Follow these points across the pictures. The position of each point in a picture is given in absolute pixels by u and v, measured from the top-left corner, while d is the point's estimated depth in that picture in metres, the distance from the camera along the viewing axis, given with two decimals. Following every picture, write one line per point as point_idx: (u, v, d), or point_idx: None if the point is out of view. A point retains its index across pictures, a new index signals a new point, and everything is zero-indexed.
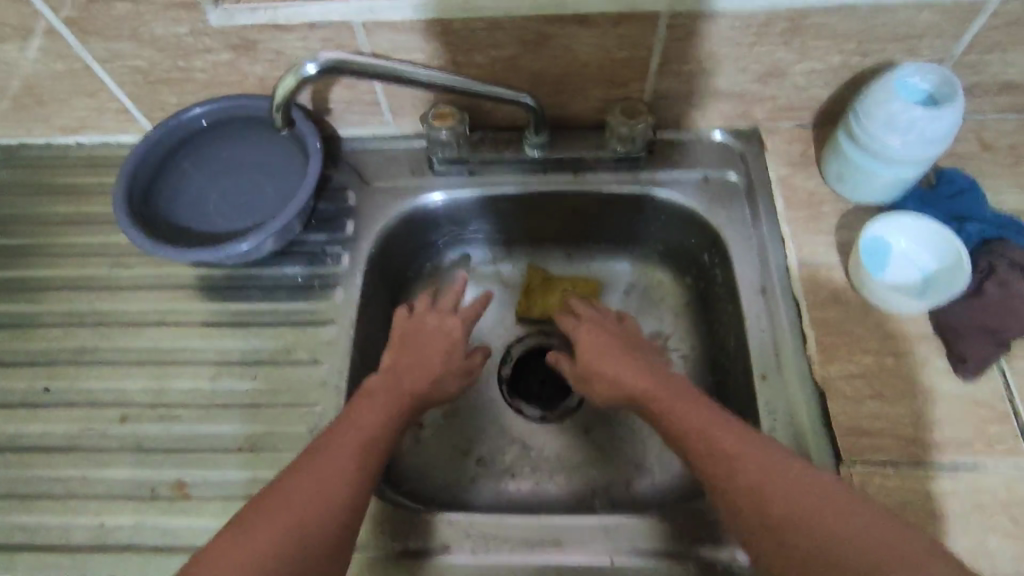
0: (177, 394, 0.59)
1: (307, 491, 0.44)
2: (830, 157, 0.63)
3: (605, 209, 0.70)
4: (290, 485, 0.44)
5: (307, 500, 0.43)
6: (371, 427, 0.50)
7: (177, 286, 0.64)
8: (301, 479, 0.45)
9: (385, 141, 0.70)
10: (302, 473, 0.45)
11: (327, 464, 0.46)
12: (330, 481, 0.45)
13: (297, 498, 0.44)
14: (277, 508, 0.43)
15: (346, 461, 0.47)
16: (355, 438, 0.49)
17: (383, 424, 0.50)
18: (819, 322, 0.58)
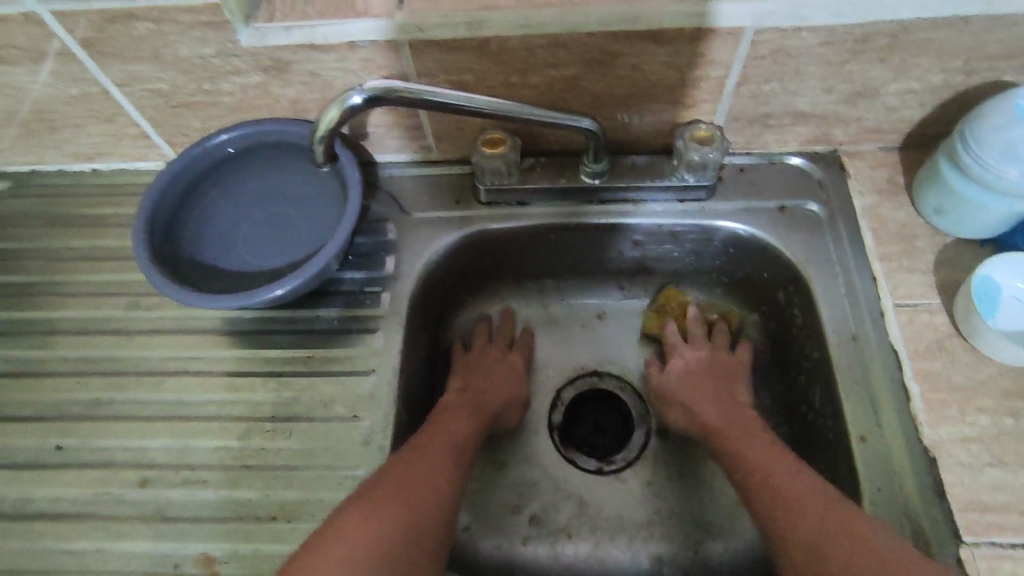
0: (202, 454, 0.53)
1: (347, 545, 0.41)
2: (928, 186, 0.56)
3: (667, 241, 0.64)
4: (333, 539, 0.41)
5: (352, 553, 0.40)
6: (415, 475, 0.47)
7: (201, 330, 0.59)
8: (343, 530, 0.42)
9: (426, 167, 0.64)
10: (344, 524, 0.42)
11: (368, 515, 0.43)
12: (375, 532, 0.42)
13: (343, 549, 0.41)
14: (322, 562, 0.40)
15: (388, 510, 0.44)
16: (396, 486, 0.46)
17: (423, 473, 0.48)
18: (923, 374, 0.51)
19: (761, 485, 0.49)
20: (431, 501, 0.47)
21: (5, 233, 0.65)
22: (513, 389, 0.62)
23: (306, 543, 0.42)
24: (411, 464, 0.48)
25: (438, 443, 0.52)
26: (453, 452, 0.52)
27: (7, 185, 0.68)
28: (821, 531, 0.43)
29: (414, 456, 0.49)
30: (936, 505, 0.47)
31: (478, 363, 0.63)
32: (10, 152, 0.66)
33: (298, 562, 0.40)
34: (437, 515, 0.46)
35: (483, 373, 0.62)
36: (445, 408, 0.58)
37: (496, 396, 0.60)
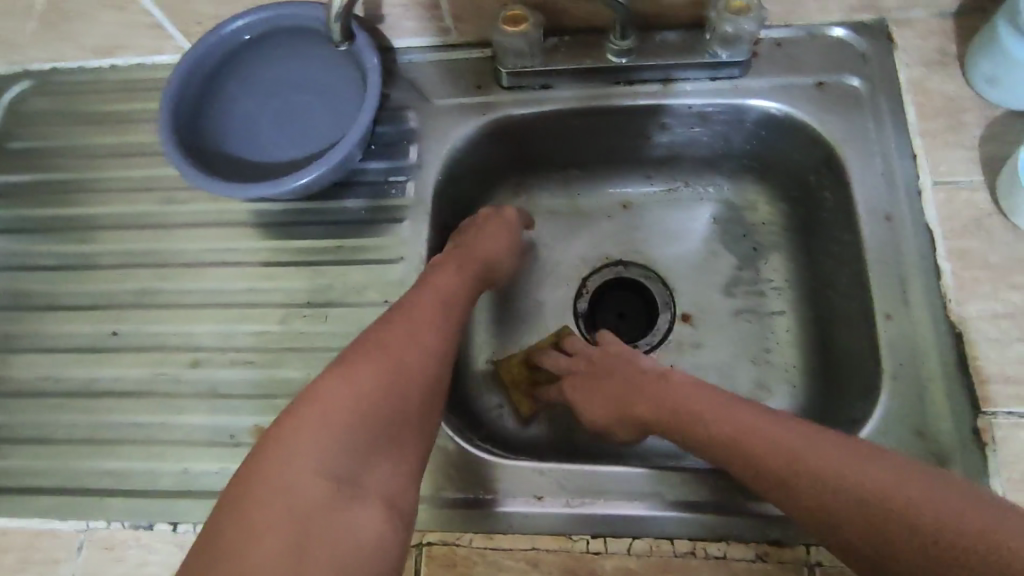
0: (246, 337, 0.56)
1: (326, 412, 0.43)
2: (980, 52, 0.52)
3: (696, 124, 0.61)
4: (312, 403, 0.44)
5: (329, 420, 0.43)
6: (396, 341, 0.48)
7: (233, 222, 0.60)
8: (324, 397, 0.44)
9: (446, 52, 0.62)
10: (324, 389, 0.44)
11: (347, 382, 0.45)
12: (352, 398, 0.44)
13: (323, 417, 0.43)
14: (304, 427, 0.43)
15: (367, 376, 0.45)
16: (375, 352, 0.47)
17: (405, 337, 0.48)
18: (956, 253, 0.50)
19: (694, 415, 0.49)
20: (416, 367, 0.47)
21: (33, 132, 0.66)
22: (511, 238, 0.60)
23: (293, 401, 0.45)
24: (389, 330, 0.48)
25: (425, 305, 0.51)
26: (441, 312, 0.51)
27: (31, 83, 0.68)
28: (786, 455, 0.43)
29: (396, 320, 0.49)
30: (958, 379, 0.47)
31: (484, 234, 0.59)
32: (30, 48, 0.65)
33: (286, 423, 0.43)
34: (421, 378, 0.47)
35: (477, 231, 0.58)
36: (439, 258, 0.55)
37: (495, 252, 0.58)
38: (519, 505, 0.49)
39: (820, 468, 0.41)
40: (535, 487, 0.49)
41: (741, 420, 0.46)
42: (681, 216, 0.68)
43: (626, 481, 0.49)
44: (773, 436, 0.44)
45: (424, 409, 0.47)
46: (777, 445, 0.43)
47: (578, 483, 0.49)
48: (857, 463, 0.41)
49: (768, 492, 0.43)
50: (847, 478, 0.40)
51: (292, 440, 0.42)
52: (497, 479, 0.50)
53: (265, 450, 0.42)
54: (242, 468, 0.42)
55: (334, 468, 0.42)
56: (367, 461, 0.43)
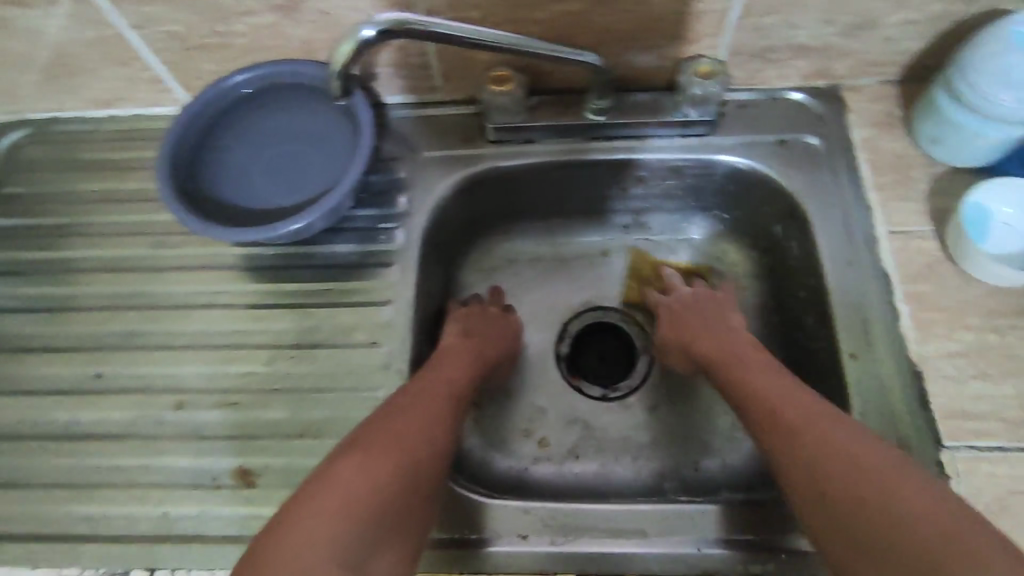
0: (231, 379, 0.57)
1: (343, 495, 0.40)
2: (924, 115, 0.58)
3: (669, 176, 0.65)
4: (327, 487, 0.41)
5: (346, 506, 0.40)
6: (409, 430, 0.47)
7: (224, 266, 0.61)
8: (340, 480, 0.41)
9: (434, 108, 0.66)
10: (343, 470, 0.42)
11: (366, 465, 0.43)
12: (373, 484, 0.42)
13: (342, 501, 0.40)
14: (319, 511, 0.39)
15: (384, 459, 0.44)
16: (390, 439, 0.45)
17: (413, 422, 0.48)
18: (911, 296, 0.54)
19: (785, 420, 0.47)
20: (425, 458, 0.46)
21: (26, 179, 0.68)
22: (508, 347, 0.64)
23: (303, 485, 0.42)
24: (400, 418, 0.48)
25: (432, 397, 0.51)
26: (450, 407, 0.52)
27: (28, 131, 0.70)
28: (827, 465, 0.42)
29: (404, 411, 0.49)
30: (919, 415, 0.50)
31: (481, 313, 0.64)
32: (30, 98, 0.67)
33: (293, 509, 0.39)
34: (428, 469, 0.46)
35: (483, 330, 0.62)
36: (444, 354, 0.58)
37: (493, 344, 0.62)
38: (504, 543, 0.50)
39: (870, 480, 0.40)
40: (521, 525, 0.50)
41: (775, 413, 0.48)
42: (657, 264, 0.72)
43: (609, 520, 0.50)
44: (809, 441, 0.45)
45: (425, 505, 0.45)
46: (817, 440, 0.44)
47: (563, 521, 0.50)
48: (909, 481, 0.39)
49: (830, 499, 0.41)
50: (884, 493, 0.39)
51: (302, 525, 0.38)
52: (486, 518, 0.50)
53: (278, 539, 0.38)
54: (245, 560, 0.37)
55: (348, 552, 0.38)
56: (375, 552, 0.39)
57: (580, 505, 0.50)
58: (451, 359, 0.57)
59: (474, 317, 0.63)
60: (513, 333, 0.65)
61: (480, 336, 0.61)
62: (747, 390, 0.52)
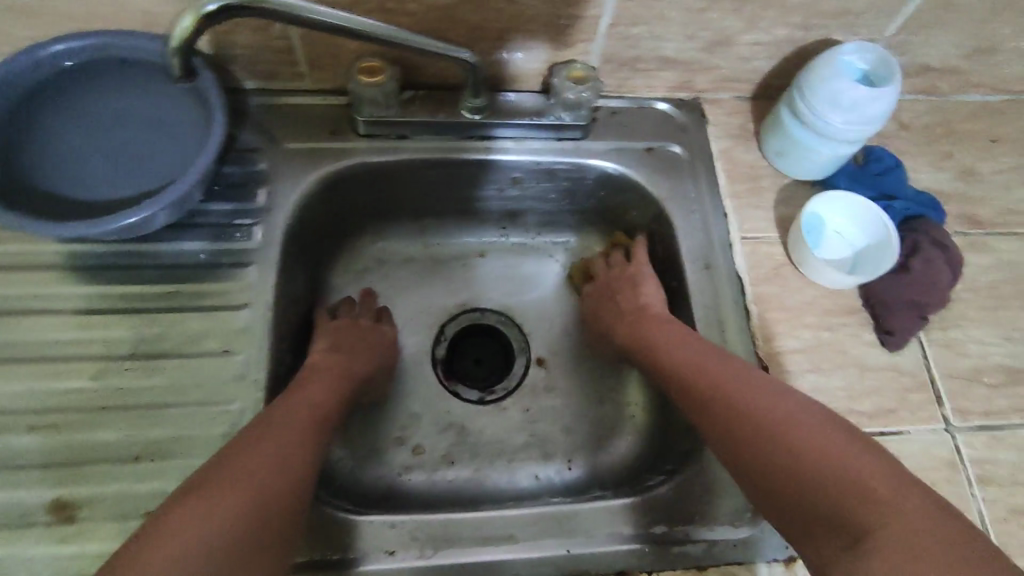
0: (48, 397, 0.49)
1: (170, 551, 0.35)
2: (771, 131, 0.63)
3: (545, 178, 0.66)
4: (154, 545, 0.36)
5: (173, 561, 0.35)
6: (260, 461, 0.42)
7: (39, 265, 0.53)
8: (171, 530, 0.37)
9: (299, 96, 0.62)
10: (174, 523, 0.37)
11: (201, 512, 0.38)
12: (208, 533, 0.37)
13: (168, 559, 0.35)
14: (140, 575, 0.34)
15: (225, 499, 0.39)
16: (234, 475, 0.41)
17: (267, 449, 0.43)
18: (760, 298, 0.58)
19: (727, 406, 0.48)
20: (280, 493, 0.42)
21: None
22: (382, 361, 0.61)
23: (127, 545, 0.37)
24: (250, 448, 0.43)
25: (290, 421, 0.47)
26: (312, 430, 0.48)
27: None
28: (780, 440, 0.44)
29: (255, 439, 0.44)
30: None
31: (349, 325, 0.60)
32: None
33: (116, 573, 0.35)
34: (285, 503, 0.42)
35: (353, 342, 0.59)
36: (305, 375, 0.53)
37: (365, 358, 0.58)
38: (370, 561, 0.47)
39: (820, 449, 0.42)
40: (388, 540, 0.48)
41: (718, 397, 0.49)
42: (535, 265, 0.72)
43: (482, 526, 0.49)
44: (755, 413, 0.46)
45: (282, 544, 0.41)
46: (762, 422, 0.45)
47: (433, 532, 0.48)
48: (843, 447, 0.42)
49: (784, 482, 0.42)
50: (833, 457, 0.41)
51: None
52: (350, 535, 0.47)
53: None
54: None
55: None
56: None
57: (450, 515, 0.49)
58: (313, 382, 0.53)
59: (345, 329, 0.60)
60: (386, 348, 0.62)
61: (347, 355, 0.57)
62: (676, 376, 0.53)
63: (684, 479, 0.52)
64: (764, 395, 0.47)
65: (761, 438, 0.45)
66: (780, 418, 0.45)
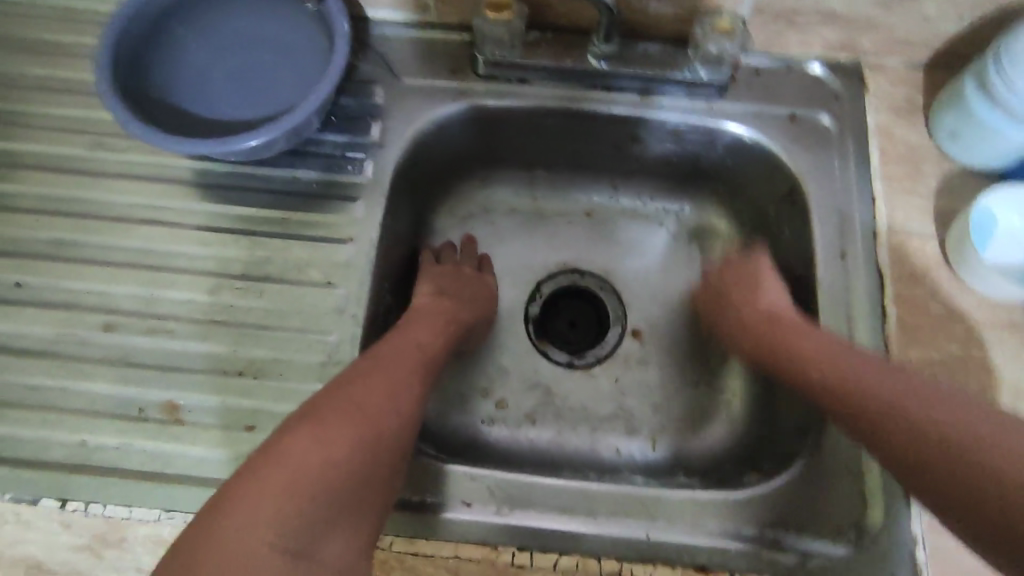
0: (169, 304, 0.52)
1: (292, 473, 0.37)
2: (946, 107, 0.54)
3: (670, 139, 0.60)
4: (276, 463, 0.37)
5: (295, 484, 0.37)
6: (372, 399, 0.43)
7: (171, 179, 0.55)
8: (292, 449, 0.38)
9: (424, 31, 0.59)
10: (294, 444, 0.39)
11: (319, 440, 0.39)
12: (325, 459, 0.38)
13: (289, 481, 0.37)
14: (264, 492, 0.36)
15: (343, 431, 0.40)
16: (347, 410, 0.42)
17: (378, 386, 0.44)
18: (900, 299, 0.51)
19: (857, 394, 0.44)
20: (387, 430, 0.43)
21: None
22: (486, 307, 0.60)
23: (250, 456, 0.39)
24: (362, 383, 0.44)
25: (400, 358, 0.48)
26: (419, 369, 0.48)
27: None
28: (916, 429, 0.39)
29: (367, 376, 0.45)
30: None
31: (450, 271, 0.60)
32: None
33: (241, 488, 0.36)
34: (391, 439, 0.43)
35: (459, 286, 0.59)
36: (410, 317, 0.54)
37: (467, 305, 0.58)
38: (446, 510, 0.47)
39: (970, 446, 0.36)
40: (467, 494, 0.48)
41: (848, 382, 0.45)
42: (640, 232, 0.68)
43: (559, 494, 0.48)
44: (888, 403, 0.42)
45: (388, 478, 0.42)
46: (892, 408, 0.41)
47: (511, 491, 0.48)
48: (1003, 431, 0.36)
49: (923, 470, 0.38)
50: (971, 440, 0.37)
51: (246, 506, 0.35)
52: (429, 482, 0.48)
53: (220, 515, 0.35)
54: (187, 533, 0.36)
55: (292, 537, 0.35)
56: (327, 533, 0.37)
57: (530, 479, 0.48)
58: (419, 324, 0.53)
59: (447, 275, 0.59)
60: (490, 297, 0.61)
61: (451, 298, 0.57)
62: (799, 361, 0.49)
63: (785, 483, 0.48)
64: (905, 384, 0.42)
65: (894, 430, 0.40)
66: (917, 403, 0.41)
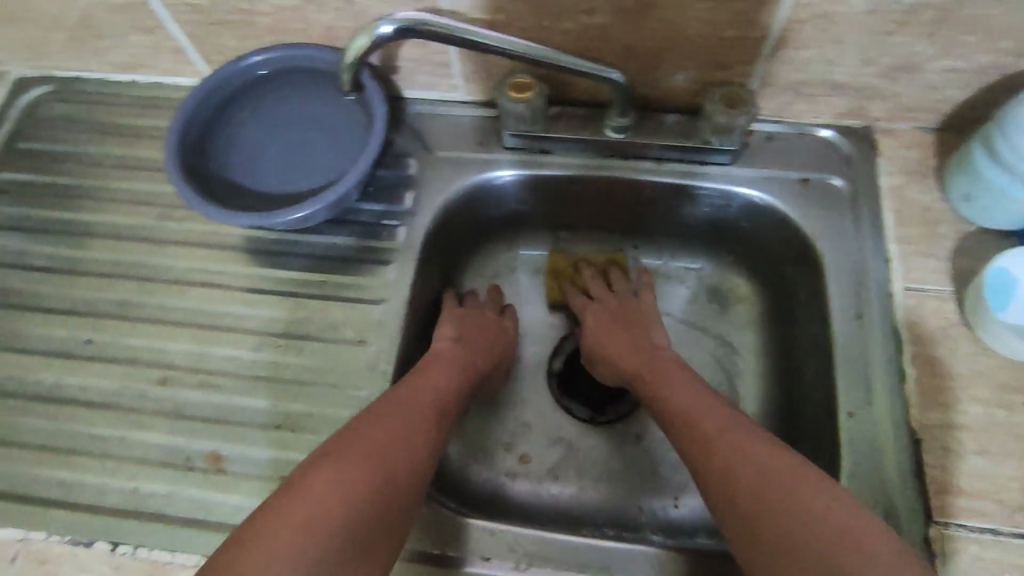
0: (218, 361, 0.56)
1: (310, 511, 0.39)
2: (956, 170, 0.55)
3: (686, 202, 0.63)
4: (295, 501, 0.40)
5: (313, 521, 0.39)
6: (387, 439, 0.46)
7: (224, 246, 0.61)
8: (311, 488, 0.41)
9: (454, 107, 0.65)
10: (313, 483, 0.41)
11: (336, 480, 0.42)
12: (341, 498, 0.41)
13: (308, 518, 0.39)
14: (283, 528, 0.38)
15: (361, 470, 0.43)
16: (365, 450, 0.44)
17: (396, 430, 0.47)
18: (920, 359, 0.52)
19: (711, 435, 0.48)
20: (402, 472, 0.45)
21: (48, 136, 0.69)
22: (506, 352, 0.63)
23: (271, 495, 0.42)
24: (381, 426, 0.47)
25: (416, 402, 0.50)
26: (434, 413, 0.51)
27: (53, 90, 0.71)
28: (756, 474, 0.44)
29: (385, 417, 0.48)
30: (911, 485, 0.48)
31: (472, 316, 0.63)
32: (59, 56, 0.68)
33: (260, 525, 0.39)
34: (406, 481, 0.45)
35: (479, 330, 0.62)
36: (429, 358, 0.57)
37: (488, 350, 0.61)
38: (464, 563, 0.49)
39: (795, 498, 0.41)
40: (485, 549, 0.49)
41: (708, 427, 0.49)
42: (661, 291, 0.69)
43: (574, 552, 0.49)
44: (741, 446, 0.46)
45: (403, 520, 0.44)
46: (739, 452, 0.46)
47: (529, 548, 0.49)
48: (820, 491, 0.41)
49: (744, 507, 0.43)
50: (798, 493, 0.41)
51: (267, 542, 0.38)
52: (447, 535, 0.50)
53: (241, 549, 0.38)
54: (209, 568, 0.38)
55: (310, 573, 0.37)
56: (343, 571, 0.39)
57: (547, 535, 0.49)
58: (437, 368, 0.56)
59: (467, 321, 0.62)
60: (509, 342, 0.64)
61: (471, 343, 0.60)
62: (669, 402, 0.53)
63: None
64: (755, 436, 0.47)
65: (736, 472, 0.45)
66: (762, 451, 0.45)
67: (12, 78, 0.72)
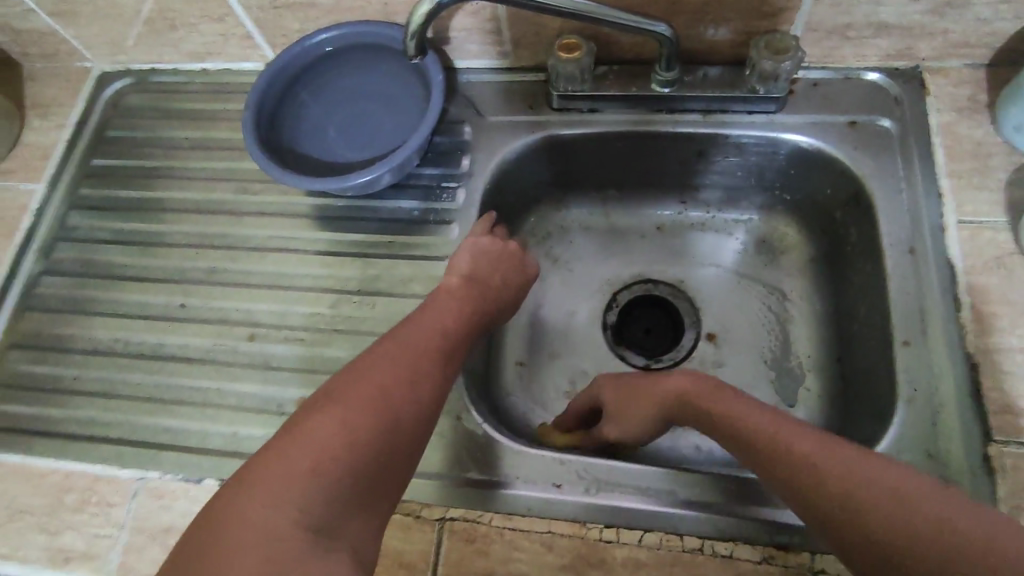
0: (299, 317, 0.61)
1: (315, 454, 0.39)
2: (1009, 102, 0.55)
3: (733, 152, 0.65)
4: (299, 441, 0.39)
5: (318, 463, 0.38)
6: (390, 378, 0.44)
7: (298, 214, 0.66)
8: (316, 429, 0.40)
9: (504, 74, 0.68)
10: (317, 424, 0.40)
11: (341, 421, 0.40)
12: (346, 438, 0.40)
13: (312, 459, 0.39)
14: (288, 468, 0.38)
15: (362, 413, 0.41)
16: (368, 389, 0.43)
17: (400, 368, 0.45)
18: (975, 288, 0.53)
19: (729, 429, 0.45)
20: (407, 411, 0.43)
21: (130, 123, 0.75)
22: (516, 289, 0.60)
23: (277, 432, 0.41)
24: (385, 362, 0.45)
25: (424, 339, 0.48)
26: (442, 348, 0.49)
27: (133, 82, 0.77)
28: (789, 461, 0.41)
29: (388, 355, 0.46)
30: (969, 407, 0.49)
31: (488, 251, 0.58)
32: (137, 50, 0.74)
33: (267, 463, 0.39)
34: (411, 420, 0.43)
35: (495, 268, 0.58)
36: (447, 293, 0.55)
37: (500, 288, 0.58)
38: (536, 490, 0.52)
39: (841, 483, 0.39)
40: (555, 477, 0.52)
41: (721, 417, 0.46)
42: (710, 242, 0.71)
43: (639, 478, 0.52)
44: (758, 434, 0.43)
45: (409, 458, 0.43)
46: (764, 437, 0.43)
47: (597, 475, 0.52)
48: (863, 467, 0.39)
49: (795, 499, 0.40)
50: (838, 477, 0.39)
51: (274, 481, 0.38)
52: (520, 466, 0.53)
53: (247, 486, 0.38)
54: (216, 502, 0.38)
55: (314, 514, 0.37)
56: (348, 512, 0.39)
57: (613, 464, 0.53)
58: (446, 305, 0.53)
59: (489, 253, 0.58)
60: (521, 280, 0.61)
61: (483, 280, 0.56)
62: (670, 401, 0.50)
63: None
64: (768, 416, 0.44)
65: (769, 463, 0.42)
66: (780, 434, 0.42)
67: (95, 73, 0.78)
